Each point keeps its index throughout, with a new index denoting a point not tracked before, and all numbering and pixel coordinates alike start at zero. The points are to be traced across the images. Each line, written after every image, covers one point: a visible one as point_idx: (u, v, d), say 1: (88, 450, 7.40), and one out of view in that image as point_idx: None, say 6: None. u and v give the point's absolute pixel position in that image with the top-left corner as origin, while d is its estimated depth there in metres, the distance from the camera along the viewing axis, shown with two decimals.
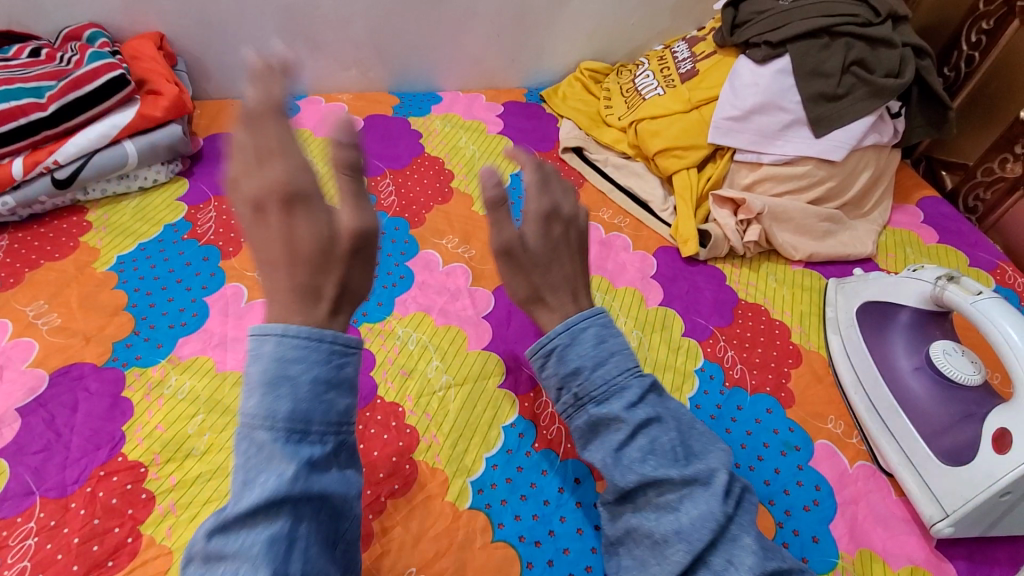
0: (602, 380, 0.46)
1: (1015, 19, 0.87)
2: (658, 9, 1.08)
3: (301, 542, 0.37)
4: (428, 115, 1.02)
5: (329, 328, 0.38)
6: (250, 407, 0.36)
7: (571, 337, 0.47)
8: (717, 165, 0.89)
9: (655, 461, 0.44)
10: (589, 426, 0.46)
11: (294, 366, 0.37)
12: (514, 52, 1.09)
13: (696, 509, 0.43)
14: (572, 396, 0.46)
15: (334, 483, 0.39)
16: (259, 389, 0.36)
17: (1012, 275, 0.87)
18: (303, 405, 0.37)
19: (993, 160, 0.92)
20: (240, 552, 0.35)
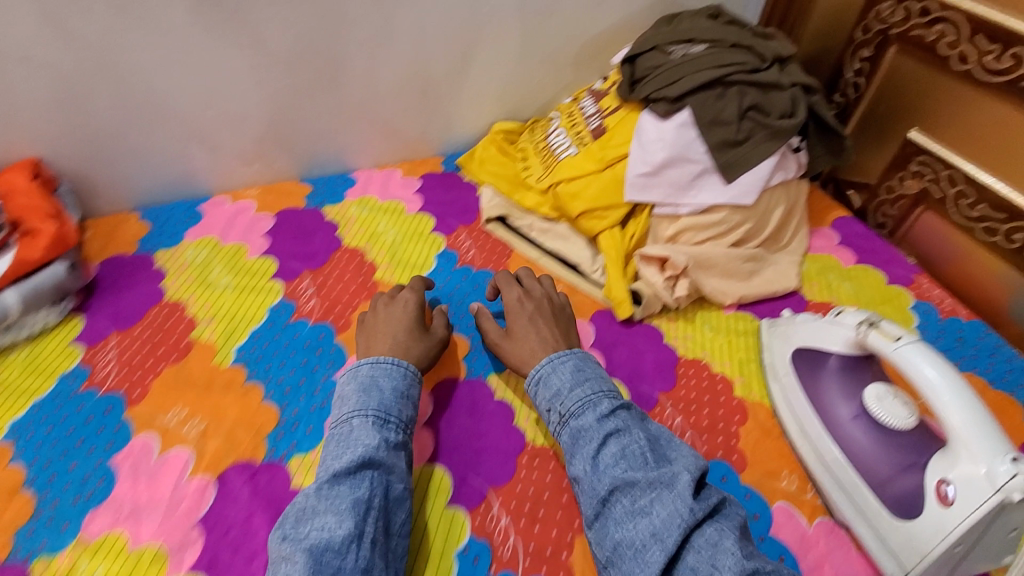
0: (578, 400, 0.64)
1: (891, 47, 0.90)
2: (559, 65, 1.09)
3: (371, 510, 0.54)
4: (343, 202, 0.98)
5: (399, 362, 0.67)
6: (353, 404, 0.62)
7: (552, 368, 0.68)
8: (638, 220, 0.89)
9: (626, 465, 0.58)
10: (572, 438, 0.63)
11: (381, 380, 0.64)
12: (424, 123, 1.07)
13: (665, 511, 0.54)
14: (558, 414, 0.65)
15: (392, 472, 0.58)
16: (357, 393, 0.63)
17: (926, 288, 0.91)
18: (384, 403, 0.63)
19: (893, 178, 0.96)
20: (322, 510, 0.53)
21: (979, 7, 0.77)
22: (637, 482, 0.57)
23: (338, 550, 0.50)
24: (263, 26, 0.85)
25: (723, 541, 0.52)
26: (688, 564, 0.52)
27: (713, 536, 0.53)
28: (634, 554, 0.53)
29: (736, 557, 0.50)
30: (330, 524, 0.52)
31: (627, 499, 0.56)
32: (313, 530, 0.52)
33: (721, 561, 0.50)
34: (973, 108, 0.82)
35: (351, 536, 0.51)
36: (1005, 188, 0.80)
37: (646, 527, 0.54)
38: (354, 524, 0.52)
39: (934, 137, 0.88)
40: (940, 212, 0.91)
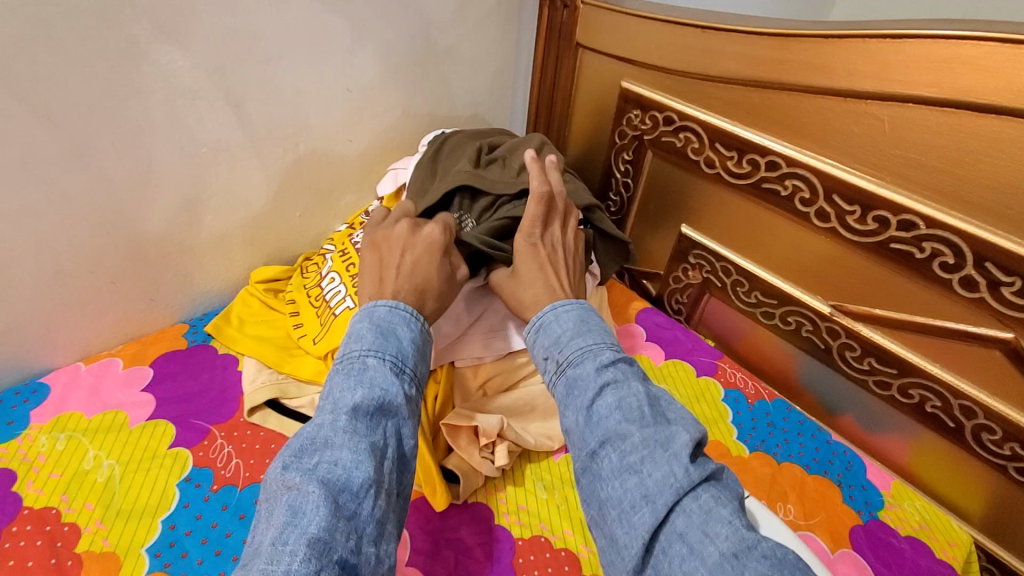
0: (577, 348, 0.58)
1: (647, 151, 0.93)
2: (325, 191, 0.93)
3: (386, 460, 0.49)
4: (25, 432, 0.70)
5: (421, 316, 0.61)
6: (365, 344, 0.55)
7: (558, 315, 0.62)
8: (437, 377, 0.73)
9: (620, 416, 0.51)
10: (567, 388, 0.56)
11: (399, 328, 0.58)
12: (153, 289, 0.83)
13: (659, 471, 0.47)
14: (556, 363, 0.58)
15: (404, 423, 0.53)
16: (373, 335, 0.56)
17: (731, 372, 0.93)
18: (402, 352, 0.56)
19: (677, 269, 0.98)
20: (327, 449, 0.47)
21: (712, 119, 0.81)
22: (631, 437, 0.50)
23: (356, 492, 0.46)
24: None
25: (719, 510, 0.45)
26: (675, 530, 0.45)
27: (709, 503, 0.46)
28: (620, 515, 0.47)
29: (733, 528, 0.44)
30: (344, 462, 0.46)
31: (616, 454, 0.50)
32: (322, 463, 0.46)
33: (714, 532, 0.44)
34: (728, 206, 0.86)
35: (368, 482, 0.46)
36: (771, 278, 0.84)
37: (635, 485, 0.48)
38: (372, 468, 0.47)
39: (702, 232, 0.91)
40: (723, 298, 0.94)
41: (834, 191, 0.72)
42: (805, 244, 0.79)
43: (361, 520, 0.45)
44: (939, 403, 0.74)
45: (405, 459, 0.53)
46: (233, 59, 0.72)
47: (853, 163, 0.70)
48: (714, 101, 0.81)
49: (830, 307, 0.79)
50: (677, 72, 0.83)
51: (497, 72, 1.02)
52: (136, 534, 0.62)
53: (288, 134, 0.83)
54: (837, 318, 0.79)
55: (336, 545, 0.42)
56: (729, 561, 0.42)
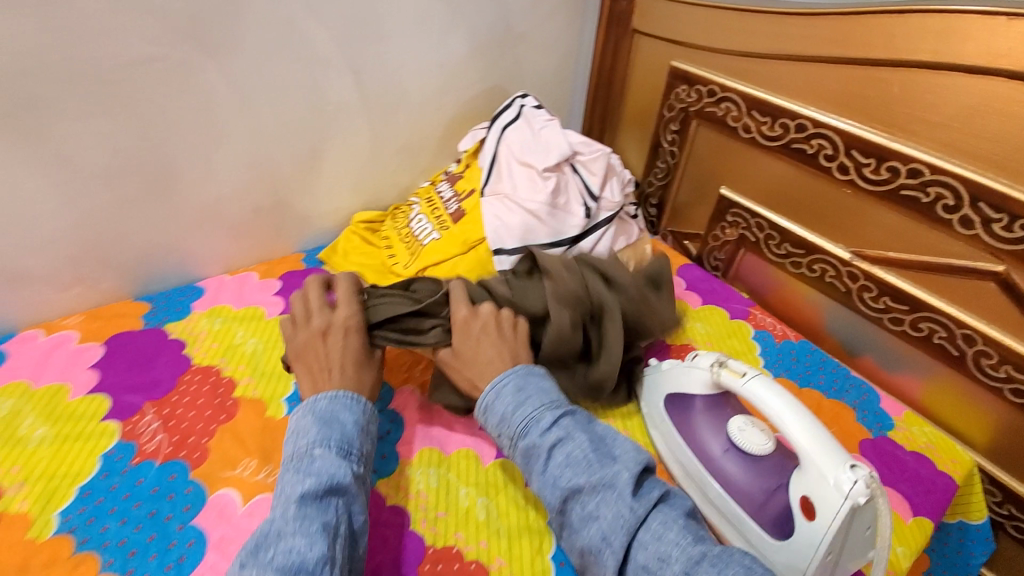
0: (522, 418, 0.62)
1: (692, 122, 1.07)
2: (415, 151, 1.11)
3: (338, 538, 0.52)
4: (190, 316, 0.89)
5: (359, 398, 0.65)
6: (310, 437, 0.59)
7: (496, 395, 0.65)
8: None
9: (570, 472, 0.57)
10: (523, 458, 0.61)
11: (342, 414, 0.62)
12: (280, 220, 1.01)
13: (611, 512, 0.54)
14: (509, 438, 0.62)
15: (356, 506, 0.56)
16: (316, 427, 0.60)
17: (762, 318, 1.04)
18: (348, 436, 0.61)
19: (716, 228, 1.11)
20: (281, 538, 0.51)
21: (750, 90, 0.95)
22: (582, 487, 0.56)
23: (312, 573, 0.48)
24: (73, 142, 0.76)
25: (669, 533, 0.53)
26: (638, 562, 0.52)
27: (659, 530, 0.53)
28: (595, 559, 0.54)
29: (682, 549, 0.51)
30: (300, 547, 0.50)
31: (578, 506, 0.56)
32: (280, 553, 0.49)
33: (668, 556, 0.51)
34: (761, 167, 0.98)
35: (323, 560, 0.49)
36: (799, 229, 0.96)
37: (597, 531, 0.54)
38: (325, 549, 0.50)
39: (738, 192, 1.04)
40: (756, 252, 1.06)
41: (852, 147, 0.84)
42: (828, 197, 0.90)
43: None
44: (944, 334, 0.83)
45: (355, 535, 0.55)
46: (361, 34, 0.92)
47: (868, 123, 0.82)
48: (753, 74, 0.95)
49: (849, 253, 0.90)
50: (722, 50, 0.98)
51: (562, 56, 1.18)
52: (277, 392, 0.79)
53: (392, 98, 1.02)
54: (856, 263, 0.90)
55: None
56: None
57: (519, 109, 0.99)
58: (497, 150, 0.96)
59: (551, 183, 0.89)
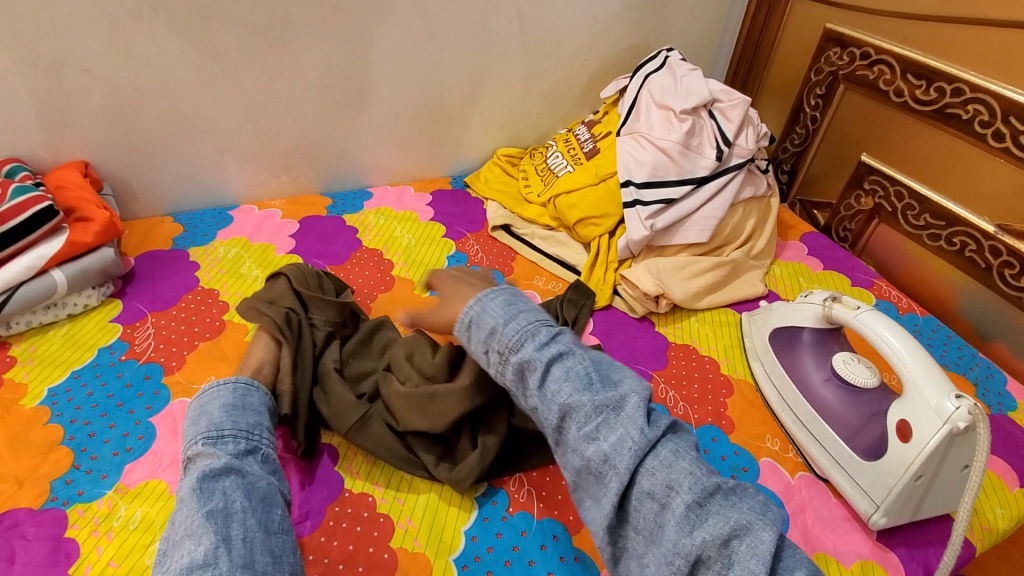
0: (515, 331, 0.61)
1: (839, 85, 1.07)
2: (559, 98, 1.21)
3: (229, 517, 0.51)
4: (362, 212, 1.08)
5: (234, 380, 0.65)
6: (186, 440, 0.58)
7: (484, 305, 0.64)
8: (607, 236, 0.98)
9: (570, 388, 0.57)
10: (516, 373, 0.60)
11: (208, 405, 0.61)
12: (437, 146, 1.17)
13: (614, 435, 0.54)
14: (498, 352, 0.61)
15: (256, 476, 0.56)
16: (189, 426, 0.60)
17: (887, 290, 0.99)
18: (218, 421, 0.59)
19: (851, 197, 1.09)
20: (184, 538, 0.49)
21: (906, 52, 0.94)
22: (583, 406, 0.55)
23: (207, 560, 0.47)
24: (301, 54, 0.96)
25: (679, 462, 0.52)
26: (643, 489, 0.52)
27: (668, 458, 0.52)
28: (594, 479, 0.54)
29: (693, 479, 0.51)
30: (193, 544, 0.49)
31: (576, 426, 0.56)
32: (177, 557, 0.48)
33: (677, 486, 0.51)
34: (906, 134, 0.97)
35: (216, 544, 0.49)
36: (940, 199, 0.93)
37: (595, 453, 0.54)
38: (214, 535, 0.49)
39: (880, 159, 1.02)
40: (892, 224, 1.03)
41: (1011, 113, 0.81)
42: (977, 166, 0.87)
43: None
44: None
45: (264, 503, 0.55)
46: None
47: None
48: (911, 36, 0.94)
49: (995, 227, 0.87)
50: (883, 13, 0.98)
51: (711, 20, 1.22)
52: (424, 277, 0.95)
53: (548, 45, 1.13)
54: (1001, 237, 0.86)
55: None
56: (693, 509, 0.50)
57: (664, 60, 1.05)
58: (638, 95, 1.03)
59: (686, 124, 0.95)
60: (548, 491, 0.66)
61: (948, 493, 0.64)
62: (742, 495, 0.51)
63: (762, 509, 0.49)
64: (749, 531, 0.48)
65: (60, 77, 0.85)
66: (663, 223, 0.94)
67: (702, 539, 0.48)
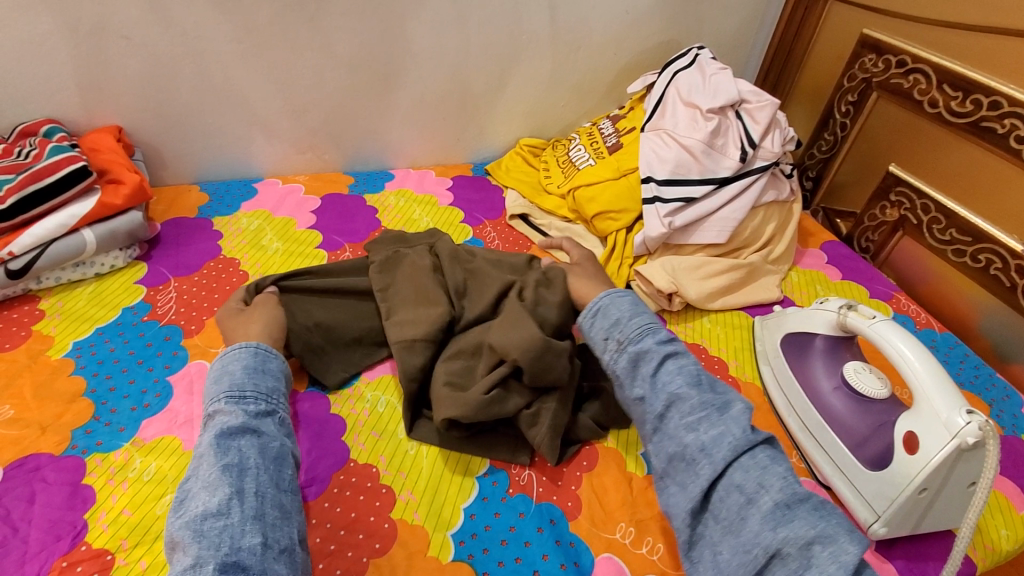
0: (638, 326, 0.63)
1: (872, 93, 1.05)
2: (586, 91, 1.21)
3: (244, 472, 0.51)
4: (382, 192, 1.09)
5: (251, 345, 0.63)
6: (209, 396, 0.57)
7: (614, 300, 0.66)
8: (623, 231, 0.98)
9: (680, 380, 0.57)
10: (628, 361, 0.60)
11: (230, 365, 0.60)
12: (460, 132, 1.18)
13: (716, 429, 0.53)
14: (617, 341, 0.63)
15: (272, 436, 0.56)
16: (212, 384, 0.59)
17: (905, 303, 0.97)
18: (239, 381, 0.58)
19: (875, 208, 1.07)
20: (198, 490, 0.49)
21: (944, 61, 0.92)
22: (691, 399, 0.55)
23: (219, 513, 0.47)
24: (333, 32, 0.97)
25: (776, 467, 0.51)
26: (733, 482, 0.51)
27: (765, 461, 0.51)
28: (684, 466, 0.53)
29: (786, 482, 0.50)
30: (206, 494, 0.49)
31: (678, 414, 0.55)
32: (193, 505, 0.48)
33: (769, 484, 0.49)
34: (938, 145, 0.95)
35: (228, 497, 0.48)
36: (969, 214, 0.91)
37: (694, 441, 0.53)
38: (227, 488, 0.49)
39: (909, 171, 1.00)
40: (916, 237, 1.01)
41: None
42: (1011, 181, 0.85)
43: (236, 533, 0.47)
44: None
45: (275, 462, 0.54)
46: None
47: None
48: (950, 45, 0.92)
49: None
50: (922, 20, 0.96)
51: (745, 19, 1.21)
52: None
53: (578, 37, 1.12)
54: None
55: (242, 544, 0.47)
56: (780, 509, 0.48)
57: (693, 58, 1.05)
58: (665, 92, 1.03)
59: (712, 123, 0.94)
60: (548, 477, 0.66)
61: (951, 508, 0.64)
62: (832, 514, 0.49)
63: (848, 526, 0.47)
64: (832, 540, 0.46)
65: (99, 43, 0.88)
66: (681, 221, 0.93)
67: (785, 536, 0.47)
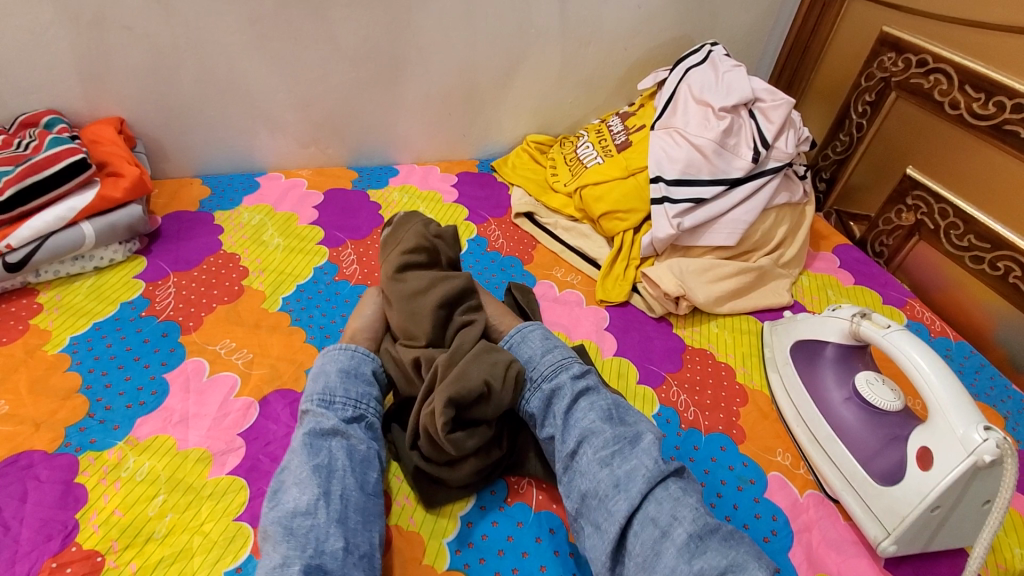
0: (550, 363, 0.64)
1: (890, 93, 1.02)
2: (595, 87, 1.18)
3: (333, 472, 0.54)
4: (386, 187, 1.08)
5: (349, 347, 0.66)
6: (306, 392, 0.61)
7: (524, 338, 0.68)
8: (631, 231, 0.96)
9: (593, 418, 0.59)
10: (543, 400, 0.62)
11: (327, 366, 0.64)
12: (466, 128, 1.16)
13: (628, 464, 0.55)
14: (529, 379, 0.64)
15: (359, 439, 0.58)
16: (309, 381, 0.63)
17: (920, 311, 0.95)
18: (335, 382, 0.62)
19: (891, 211, 1.04)
20: (288, 489, 0.53)
21: (966, 61, 0.89)
22: (603, 435, 0.58)
23: (306, 512, 0.51)
24: (338, 24, 0.95)
25: (686, 498, 0.53)
26: (648, 516, 0.52)
27: (677, 492, 0.54)
28: (598, 504, 0.55)
29: (698, 513, 0.52)
30: (296, 491, 0.52)
31: (592, 451, 0.57)
32: (286, 500, 0.52)
33: (681, 516, 0.51)
34: (957, 148, 0.92)
35: (314, 498, 0.52)
36: (988, 220, 0.88)
37: (608, 476, 0.55)
38: (316, 487, 0.52)
39: (927, 174, 0.97)
40: (932, 242, 0.98)
41: None
42: None
43: (321, 531, 0.50)
44: None
45: (359, 465, 0.57)
46: None
47: None
48: (973, 45, 0.89)
49: None
50: (945, 18, 0.93)
51: (760, 15, 1.18)
52: None
53: (588, 32, 1.10)
54: None
55: (325, 547, 0.49)
56: (693, 540, 0.50)
57: (706, 54, 1.02)
58: (677, 89, 1.00)
59: (724, 122, 0.92)
60: (547, 486, 0.65)
61: (965, 527, 0.62)
62: (742, 543, 0.51)
63: (753, 557, 0.49)
64: (741, 568, 0.48)
65: (101, 32, 0.86)
66: (690, 223, 0.91)
67: (699, 567, 0.48)
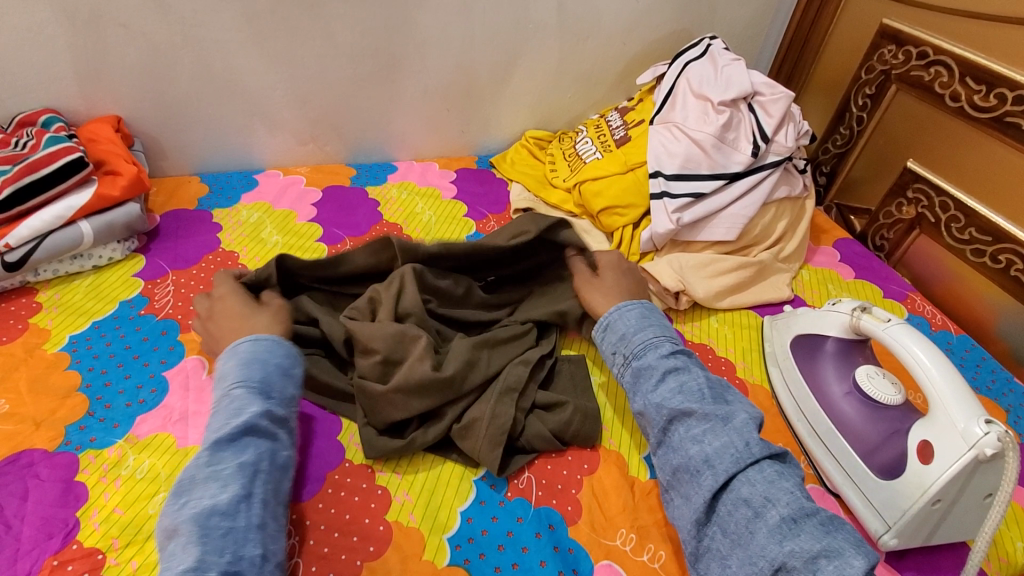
0: (641, 340, 0.63)
1: (891, 85, 1.02)
2: (593, 82, 1.18)
3: (258, 474, 0.52)
4: (385, 184, 1.08)
5: (281, 341, 0.63)
6: (232, 378, 0.57)
7: (621, 313, 0.67)
8: (630, 227, 0.96)
9: (683, 395, 0.57)
10: (633, 377, 0.61)
11: (263, 355, 0.60)
12: (465, 124, 1.16)
13: (719, 441, 0.53)
14: (622, 356, 0.64)
15: (284, 443, 0.56)
16: (235, 368, 0.58)
17: (921, 304, 0.94)
18: (268, 377, 0.58)
19: (891, 204, 1.04)
20: (207, 483, 0.50)
21: (966, 53, 0.88)
22: (693, 412, 0.55)
23: (227, 512, 0.48)
24: (335, 20, 0.94)
25: (782, 481, 0.51)
26: (740, 495, 0.50)
27: (772, 475, 0.51)
28: (689, 478, 0.53)
29: (792, 497, 0.50)
30: (218, 488, 0.49)
31: (682, 427, 0.55)
32: (201, 496, 0.49)
33: (776, 498, 0.49)
34: (959, 140, 0.91)
35: (238, 499, 0.49)
36: (990, 213, 0.88)
37: (698, 453, 0.53)
38: (240, 487, 0.50)
39: (928, 167, 0.97)
40: (933, 235, 0.98)
41: None
42: None
43: (240, 534, 0.48)
44: None
45: (281, 470, 0.55)
46: None
47: None
48: (974, 37, 0.88)
49: None
50: (945, 10, 0.92)
51: (759, 8, 1.17)
52: None
53: (586, 26, 1.09)
54: None
55: (243, 553, 0.47)
56: (787, 522, 0.48)
57: (705, 48, 1.01)
58: (675, 83, 1.00)
59: (724, 116, 0.91)
60: (547, 481, 0.65)
61: (966, 520, 0.61)
62: (840, 528, 0.49)
63: (854, 543, 0.47)
64: (837, 554, 0.46)
65: (97, 29, 0.86)
66: (690, 218, 0.90)
67: (791, 549, 0.47)
